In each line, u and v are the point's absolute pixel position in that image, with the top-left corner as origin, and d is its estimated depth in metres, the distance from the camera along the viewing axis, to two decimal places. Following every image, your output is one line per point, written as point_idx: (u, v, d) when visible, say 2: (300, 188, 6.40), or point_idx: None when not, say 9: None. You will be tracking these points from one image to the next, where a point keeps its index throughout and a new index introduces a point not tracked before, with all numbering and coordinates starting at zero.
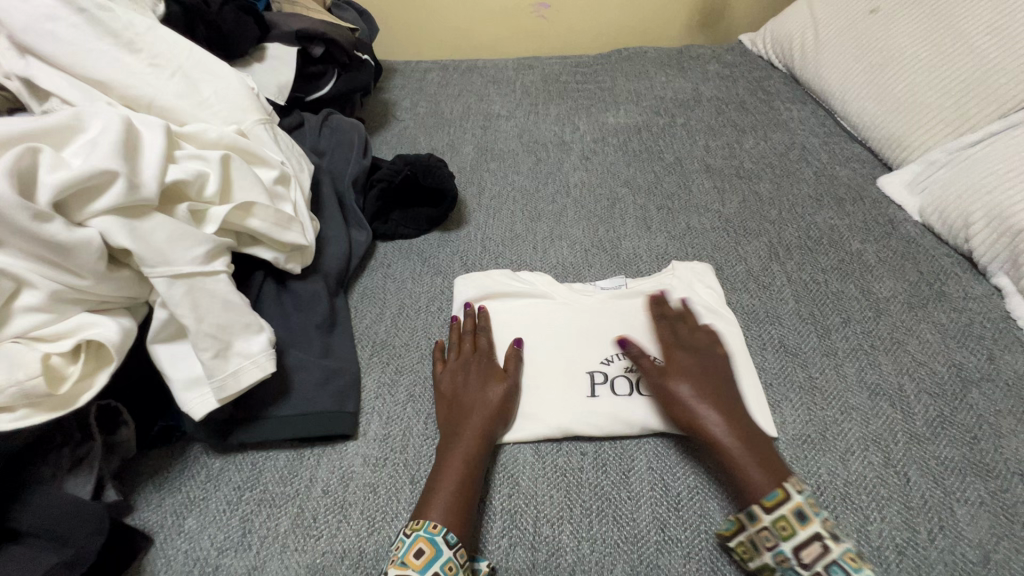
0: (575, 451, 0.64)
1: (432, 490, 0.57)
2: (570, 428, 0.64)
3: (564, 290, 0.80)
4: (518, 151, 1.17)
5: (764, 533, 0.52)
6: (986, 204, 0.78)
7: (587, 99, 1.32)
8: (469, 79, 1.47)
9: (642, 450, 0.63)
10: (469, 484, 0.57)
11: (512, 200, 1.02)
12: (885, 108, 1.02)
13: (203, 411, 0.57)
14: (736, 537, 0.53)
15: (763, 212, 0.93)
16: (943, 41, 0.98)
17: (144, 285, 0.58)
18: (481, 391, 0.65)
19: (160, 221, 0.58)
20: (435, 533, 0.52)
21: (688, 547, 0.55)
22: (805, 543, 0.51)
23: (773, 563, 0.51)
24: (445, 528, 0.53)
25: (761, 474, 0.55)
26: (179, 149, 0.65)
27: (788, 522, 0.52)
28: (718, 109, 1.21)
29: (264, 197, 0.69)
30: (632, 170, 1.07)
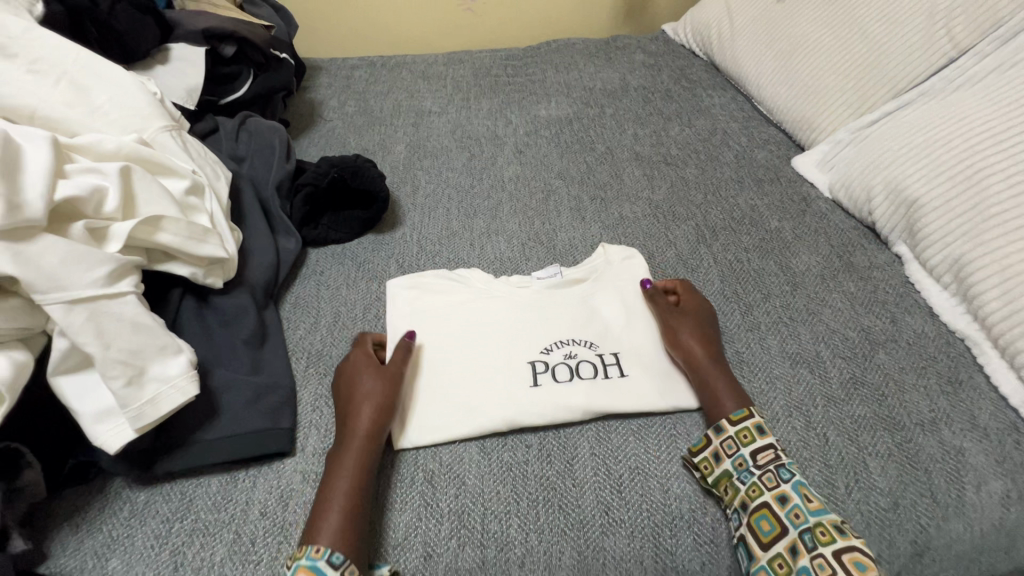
0: (518, 443, 0.64)
1: (321, 501, 0.56)
2: (517, 418, 0.65)
3: (499, 284, 0.79)
4: (452, 148, 1.15)
5: (728, 442, 0.60)
6: (882, 180, 0.85)
7: (519, 92, 1.33)
8: (398, 76, 1.44)
9: (584, 435, 0.65)
10: (358, 481, 0.57)
11: (447, 198, 1.01)
12: (795, 92, 1.08)
13: (118, 444, 0.53)
14: (743, 422, 0.61)
15: (690, 196, 0.97)
16: (841, 27, 1.05)
17: (39, 313, 0.53)
18: (373, 389, 0.64)
19: (51, 243, 0.53)
20: (317, 559, 0.51)
21: (635, 525, 0.57)
22: (762, 448, 0.60)
23: (733, 469, 0.59)
24: (327, 552, 0.52)
25: (727, 395, 0.64)
26: (71, 163, 0.60)
27: (749, 431, 0.61)
28: (645, 98, 1.25)
29: (174, 209, 0.65)
30: (565, 161, 1.08)
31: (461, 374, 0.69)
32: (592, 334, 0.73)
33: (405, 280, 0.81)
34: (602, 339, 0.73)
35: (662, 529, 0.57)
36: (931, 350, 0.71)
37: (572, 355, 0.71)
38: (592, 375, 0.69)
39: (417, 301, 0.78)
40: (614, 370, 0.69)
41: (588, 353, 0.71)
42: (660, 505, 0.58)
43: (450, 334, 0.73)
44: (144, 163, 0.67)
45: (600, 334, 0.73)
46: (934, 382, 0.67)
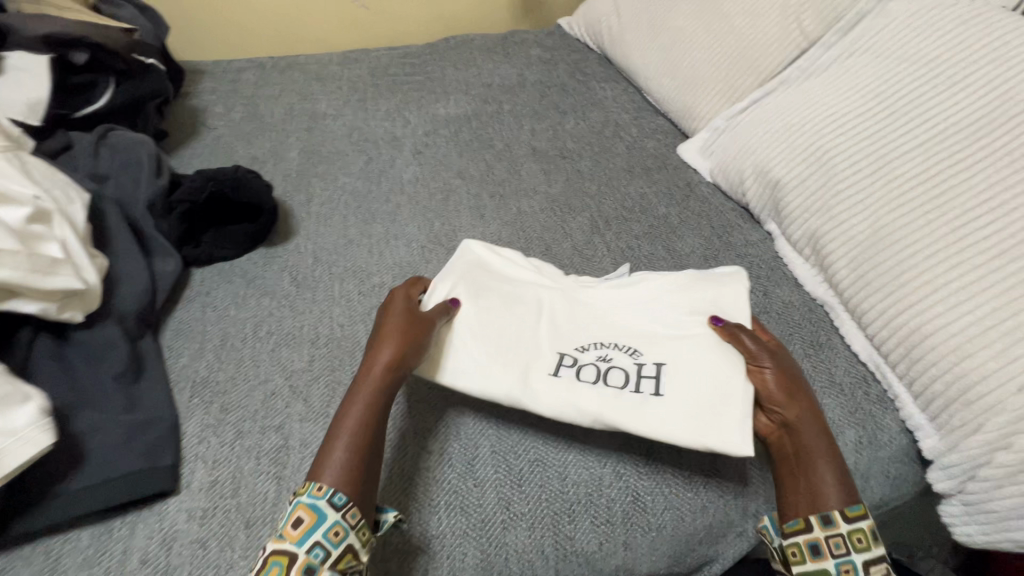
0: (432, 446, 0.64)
1: (336, 439, 0.54)
2: (512, 396, 0.63)
3: (565, 279, 0.74)
4: (348, 151, 1.12)
5: (835, 540, 0.51)
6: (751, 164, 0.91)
7: (417, 90, 1.31)
8: (290, 77, 1.37)
9: (497, 430, 0.65)
10: (372, 426, 0.56)
11: (344, 204, 0.98)
12: (677, 83, 1.14)
13: None
14: (859, 521, 0.52)
15: (584, 188, 1.00)
16: (712, 21, 1.12)
17: None
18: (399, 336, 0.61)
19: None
20: (317, 499, 0.50)
21: (540, 515, 0.59)
22: (877, 560, 0.50)
23: (835, 572, 0.50)
24: (329, 491, 0.50)
25: (830, 483, 0.54)
26: None
27: (863, 533, 0.51)
28: (541, 93, 1.27)
29: (10, 241, 0.58)
30: (464, 160, 1.08)
31: (496, 351, 0.66)
32: (637, 340, 0.66)
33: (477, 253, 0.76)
34: (648, 346, 0.66)
35: (560, 517, 0.59)
36: (797, 318, 0.78)
37: (604, 359, 0.65)
38: (625, 383, 0.63)
39: (456, 285, 0.72)
40: (648, 385, 0.62)
41: (630, 360, 0.64)
42: (558, 494, 0.60)
43: (492, 316, 0.69)
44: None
45: (668, 331, 0.67)
46: (800, 346, 0.74)
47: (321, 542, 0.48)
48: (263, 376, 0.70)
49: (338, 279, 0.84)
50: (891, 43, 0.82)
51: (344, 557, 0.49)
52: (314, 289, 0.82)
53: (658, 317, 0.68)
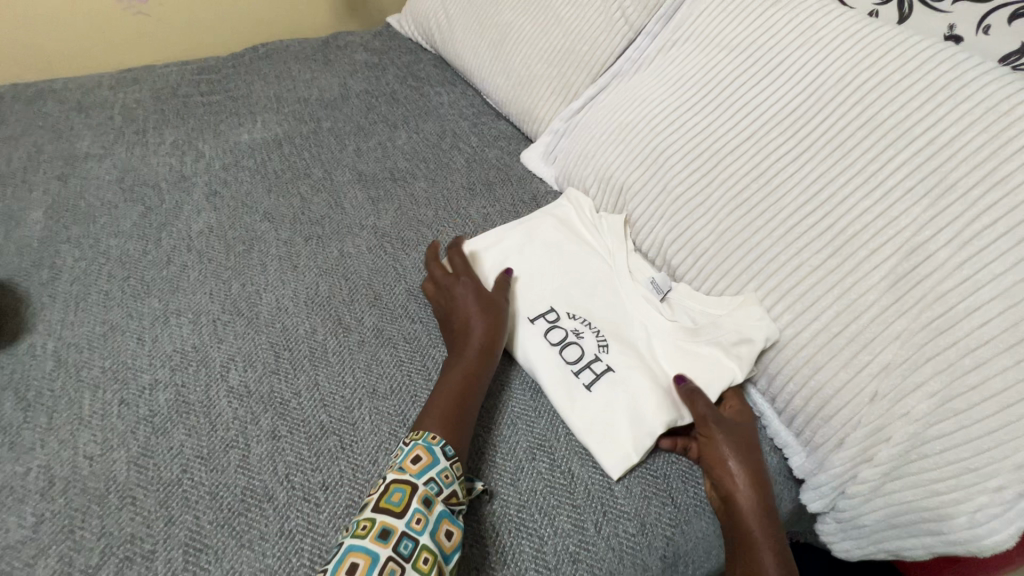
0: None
1: (431, 399, 0.60)
2: None
3: (579, 242, 0.77)
4: (117, 202, 0.88)
5: None
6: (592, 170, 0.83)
7: (215, 114, 1.08)
8: (39, 110, 1.07)
9: (318, 529, 0.53)
10: (459, 403, 0.59)
11: (106, 277, 0.75)
12: (512, 82, 1.04)
13: None
14: None
15: (420, 216, 0.86)
16: (538, 12, 1.02)
17: None
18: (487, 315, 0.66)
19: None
20: (434, 442, 0.55)
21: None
22: None
23: None
24: (442, 439, 0.55)
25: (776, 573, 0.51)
26: None
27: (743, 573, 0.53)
28: (368, 104, 1.11)
29: None
30: (273, 197, 0.89)
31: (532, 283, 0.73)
32: (615, 334, 0.67)
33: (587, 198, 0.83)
34: (622, 346, 0.66)
35: None
36: None
37: (581, 333, 0.67)
38: (575, 362, 0.65)
39: (564, 225, 0.80)
40: (588, 376, 0.63)
41: (595, 346, 0.66)
42: None
43: (548, 262, 0.75)
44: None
45: (625, 329, 0.68)
46: None
47: (406, 534, 0.49)
48: None
49: (90, 388, 0.63)
50: (709, 29, 0.77)
51: (456, 493, 0.53)
52: (51, 410, 0.60)
53: (625, 309, 0.70)
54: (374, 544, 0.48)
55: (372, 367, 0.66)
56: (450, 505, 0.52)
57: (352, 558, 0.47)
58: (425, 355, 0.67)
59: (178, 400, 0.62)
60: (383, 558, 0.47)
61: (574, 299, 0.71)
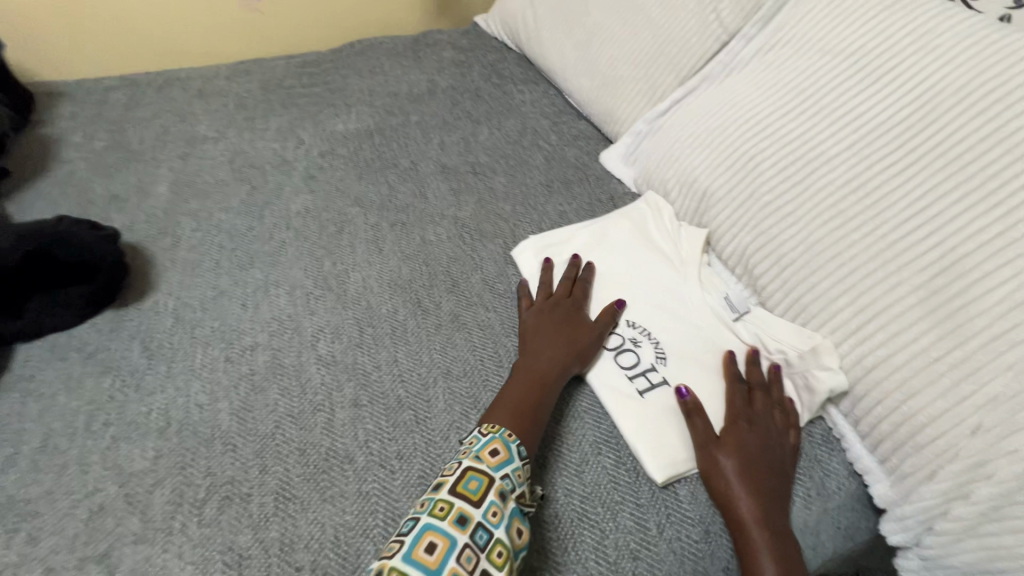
0: (307, 527, 0.54)
1: (502, 400, 0.60)
2: None
3: (647, 248, 0.77)
4: (228, 181, 0.97)
5: None
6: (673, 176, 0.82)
7: (314, 104, 1.16)
8: (167, 96, 1.20)
9: (392, 495, 0.56)
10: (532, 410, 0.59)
11: (217, 247, 0.84)
12: (596, 83, 1.05)
13: None
14: None
15: (498, 209, 0.89)
16: (629, 14, 1.02)
17: None
18: (577, 332, 0.66)
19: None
20: (510, 439, 0.55)
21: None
22: None
23: None
24: (517, 438, 0.56)
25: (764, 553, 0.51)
26: None
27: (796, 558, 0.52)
28: (454, 100, 1.15)
29: None
30: (363, 184, 0.95)
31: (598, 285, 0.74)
32: (675, 347, 0.66)
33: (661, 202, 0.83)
34: (680, 361, 0.65)
35: None
36: None
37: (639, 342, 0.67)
38: (629, 368, 0.65)
39: (635, 228, 0.80)
40: (642, 383, 0.63)
41: (653, 356, 0.66)
42: None
43: (615, 265, 0.75)
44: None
45: (692, 340, 0.67)
46: None
47: (483, 524, 0.50)
48: (92, 486, 0.56)
49: (201, 344, 0.70)
50: (811, 34, 0.74)
51: (527, 494, 0.53)
52: (169, 360, 0.68)
53: (693, 320, 0.69)
54: (452, 528, 0.49)
55: (447, 350, 0.69)
56: (521, 504, 0.53)
57: (428, 536, 0.49)
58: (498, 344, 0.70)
59: (274, 362, 0.68)
60: (460, 543, 0.48)
61: (639, 306, 0.71)
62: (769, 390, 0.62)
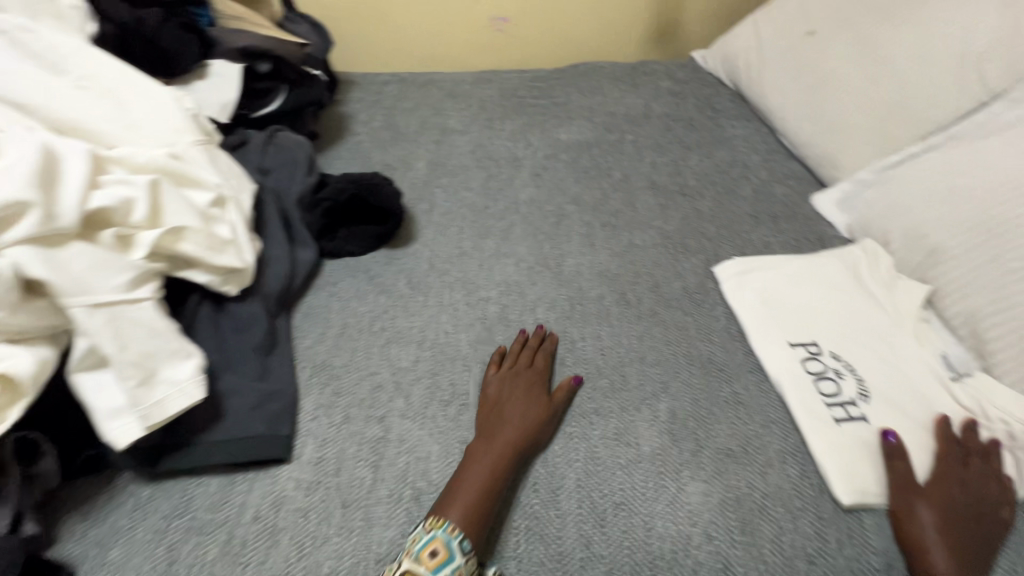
0: (522, 443, 0.66)
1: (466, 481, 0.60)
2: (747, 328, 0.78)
3: (859, 292, 0.79)
4: (471, 167, 1.17)
5: None
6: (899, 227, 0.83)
7: (542, 114, 1.34)
8: (426, 93, 1.47)
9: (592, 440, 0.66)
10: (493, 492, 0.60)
11: (461, 217, 1.03)
12: (819, 128, 1.07)
13: (128, 441, 0.57)
14: None
15: (702, 229, 0.97)
16: (871, 68, 1.02)
17: (63, 313, 0.56)
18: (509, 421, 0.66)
19: (19, 255, 0.53)
20: (452, 539, 0.56)
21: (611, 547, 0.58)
22: None
23: None
24: (461, 535, 0.56)
25: None
26: (107, 174, 0.65)
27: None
28: (667, 126, 1.25)
29: (196, 220, 0.69)
30: (580, 187, 1.09)
31: (803, 315, 0.78)
32: (881, 390, 0.69)
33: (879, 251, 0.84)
34: (885, 404, 0.68)
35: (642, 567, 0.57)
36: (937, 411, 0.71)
37: (844, 375, 0.70)
38: (829, 396, 0.68)
39: (848, 271, 0.82)
40: (841, 413, 0.67)
41: (855, 391, 0.69)
42: (642, 545, 0.58)
43: (823, 301, 0.79)
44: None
45: (897, 387, 0.69)
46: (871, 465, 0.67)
47: None
48: (372, 370, 0.76)
49: (448, 288, 0.88)
50: None
51: None
52: (425, 294, 0.87)
53: (903, 371, 0.71)
54: None
55: (645, 339, 0.78)
56: None
57: None
58: (695, 344, 0.77)
59: (503, 314, 0.83)
60: None
61: (844, 344, 0.74)
62: (985, 461, 0.63)
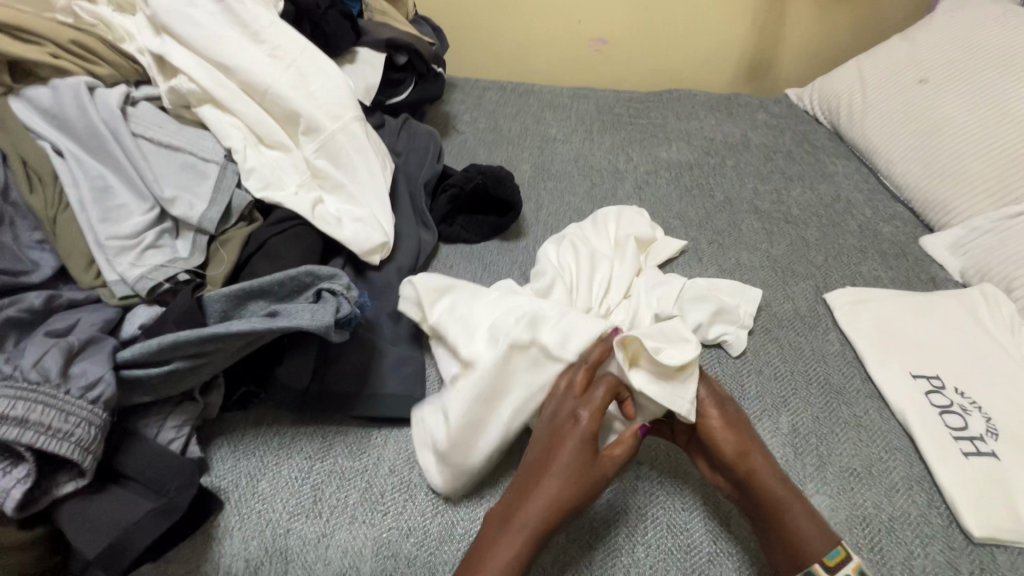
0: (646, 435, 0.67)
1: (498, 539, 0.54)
2: (865, 355, 0.78)
3: (980, 333, 0.80)
4: (574, 174, 1.20)
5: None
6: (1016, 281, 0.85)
7: (640, 132, 1.37)
8: (526, 102, 1.51)
9: None
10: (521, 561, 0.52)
11: (568, 220, 1.06)
12: (929, 173, 1.09)
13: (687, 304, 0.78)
14: None
15: (810, 257, 0.98)
16: (987, 115, 1.05)
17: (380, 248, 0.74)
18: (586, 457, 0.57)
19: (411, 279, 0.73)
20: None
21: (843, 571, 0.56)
22: None
23: None
24: None
25: (806, 526, 0.55)
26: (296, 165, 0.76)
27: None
28: (767, 156, 1.27)
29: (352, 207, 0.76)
30: (683, 204, 1.11)
31: (923, 348, 0.78)
32: (1003, 426, 0.69)
33: (997, 293, 0.86)
34: (1014, 443, 0.67)
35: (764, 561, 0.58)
36: None
37: (967, 409, 0.71)
38: (956, 429, 0.68)
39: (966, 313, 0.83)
40: (967, 446, 0.67)
41: (983, 428, 0.68)
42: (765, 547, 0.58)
43: (939, 338, 0.79)
44: (319, 154, 0.76)
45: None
46: (810, 468, 0.65)
47: None
48: None
49: None
50: None
51: None
52: None
53: None
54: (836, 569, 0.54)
55: (761, 354, 0.79)
56: None
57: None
58: (811, 365, 0.78)
59: None
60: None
61: (967, 381, 0.74)
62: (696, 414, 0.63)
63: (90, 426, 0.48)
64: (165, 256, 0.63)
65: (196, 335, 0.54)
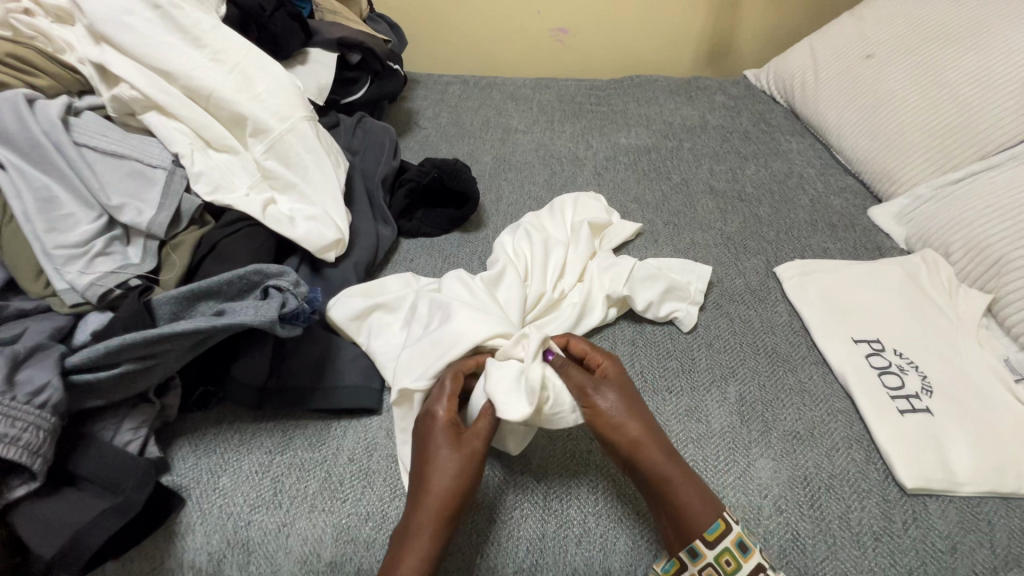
0: None
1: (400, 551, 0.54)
2: (811, 322, 0.81)
3: (920, 297, 0.83)
4: (534, 163, 1.22)
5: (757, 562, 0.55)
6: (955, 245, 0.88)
7: (600, 120, 1.39)
8: (488, 94, 1.52)
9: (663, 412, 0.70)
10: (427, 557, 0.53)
11: (528, 208, 1.08)
12: (876, 146, 1.12)
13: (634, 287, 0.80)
14: None
15: (762, 233, 1.01)
16: (928, 86, 1.08)
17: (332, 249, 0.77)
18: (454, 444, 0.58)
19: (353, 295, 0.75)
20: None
21: (761, 537, 0.60)
22: None
23: None
24: None
25: (692, 500, 0.56)
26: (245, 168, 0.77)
27: (731, 555, 0.55)
28: (723, 136, 1.30)
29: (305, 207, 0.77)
30: (641, 187, 1.13)
31: (865, 314, 0.81)
32: (938, 383, 0.72)
33: (937, 259, 0.89)
34: (946, 398, 0.70)
35: None
36: None
37: (904, 368, 0.74)
38: (893, 389, 0.72)
39: (908, 278, 0.86)
40: (903, 404, 0.70)
41: (919, 386, 0.72)
42: None
43: (881, 303, 0.83)
44: (268, 155, 0.77)
45: (957, 383, 0.72)
46: (755, 433, 0.68)
47: None
48: None
49: None
50: None
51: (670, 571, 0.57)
52: None
53: (962, 368, 0.74)
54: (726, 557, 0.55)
55: (711, 328, 0.82)
56: None
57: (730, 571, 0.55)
58: (759, 336, 0.81)
59: None
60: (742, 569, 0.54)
61: (905, 343, 0.77)
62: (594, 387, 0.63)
63: (37, 430, 0.49)
64: (114, 262, 0.63)
65: (142, 335, 0.55)
